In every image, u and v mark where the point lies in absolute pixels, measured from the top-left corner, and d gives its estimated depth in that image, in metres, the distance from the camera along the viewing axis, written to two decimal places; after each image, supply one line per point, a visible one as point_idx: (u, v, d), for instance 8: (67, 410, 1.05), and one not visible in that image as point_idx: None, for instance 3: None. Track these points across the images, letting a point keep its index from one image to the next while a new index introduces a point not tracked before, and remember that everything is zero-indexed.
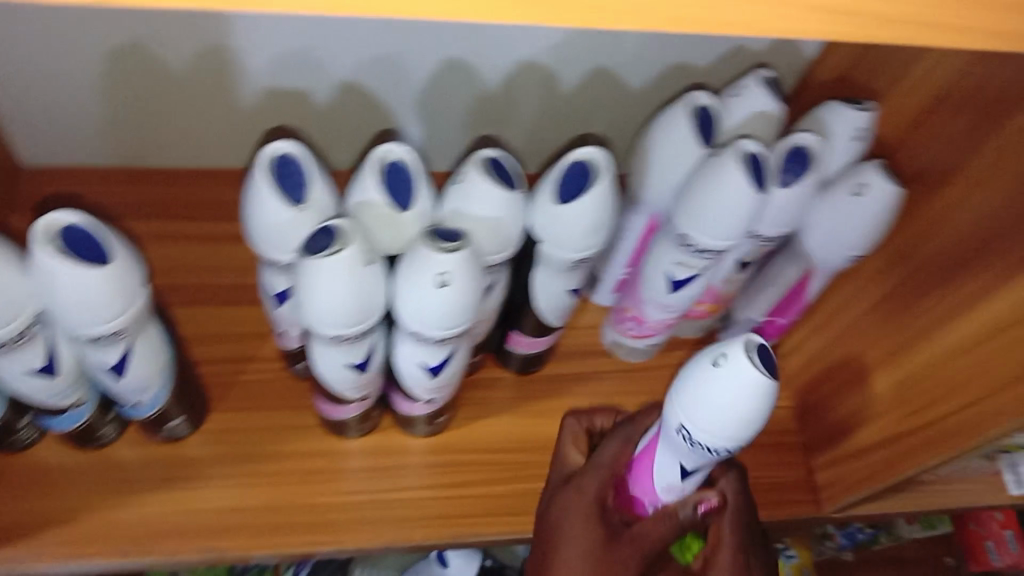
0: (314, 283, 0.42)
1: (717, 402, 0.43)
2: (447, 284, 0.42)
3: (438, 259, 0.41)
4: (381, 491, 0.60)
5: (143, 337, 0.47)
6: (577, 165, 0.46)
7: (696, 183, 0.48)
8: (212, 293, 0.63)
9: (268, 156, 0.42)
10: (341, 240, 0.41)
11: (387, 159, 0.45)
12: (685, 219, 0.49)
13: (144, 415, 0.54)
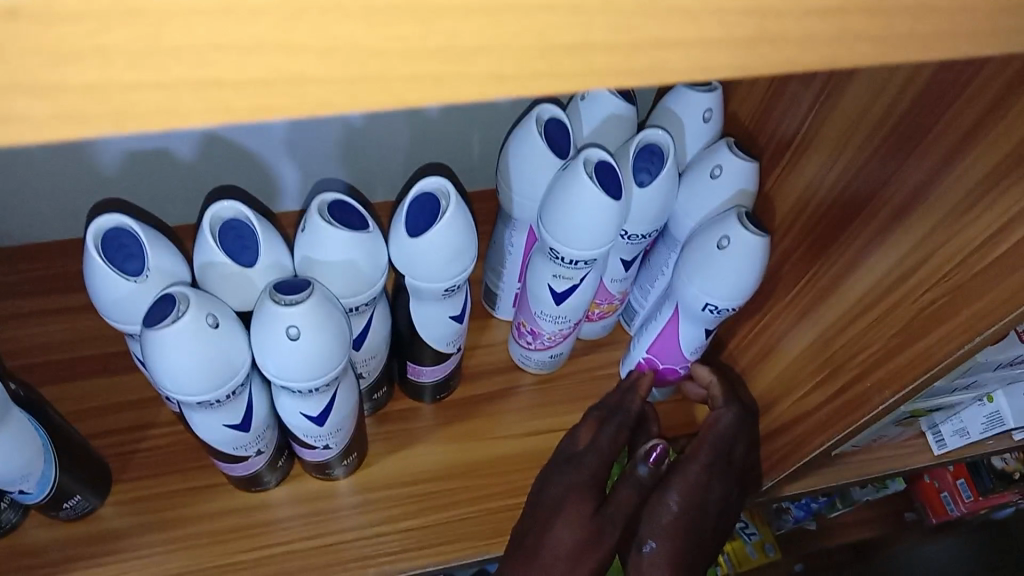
0: (157, 354, 0.40)
1: (735, 274, 0.50)
2: (300, 337, 0.41)
3: (286, 312, 0.40)
4: (308, 541, 0.59)
5: (10, 423, 0.46)
6: (423, 197, 0.45)
7: (551, 197, 0.48)
8: (106, 362, 0.63)
9: (98, 233, 0.42)
10: (181, 306, 0.40)
11: (224, 217, 0.44)
12: (548, 233, 0.49)
13: (35, 500, 0.52)
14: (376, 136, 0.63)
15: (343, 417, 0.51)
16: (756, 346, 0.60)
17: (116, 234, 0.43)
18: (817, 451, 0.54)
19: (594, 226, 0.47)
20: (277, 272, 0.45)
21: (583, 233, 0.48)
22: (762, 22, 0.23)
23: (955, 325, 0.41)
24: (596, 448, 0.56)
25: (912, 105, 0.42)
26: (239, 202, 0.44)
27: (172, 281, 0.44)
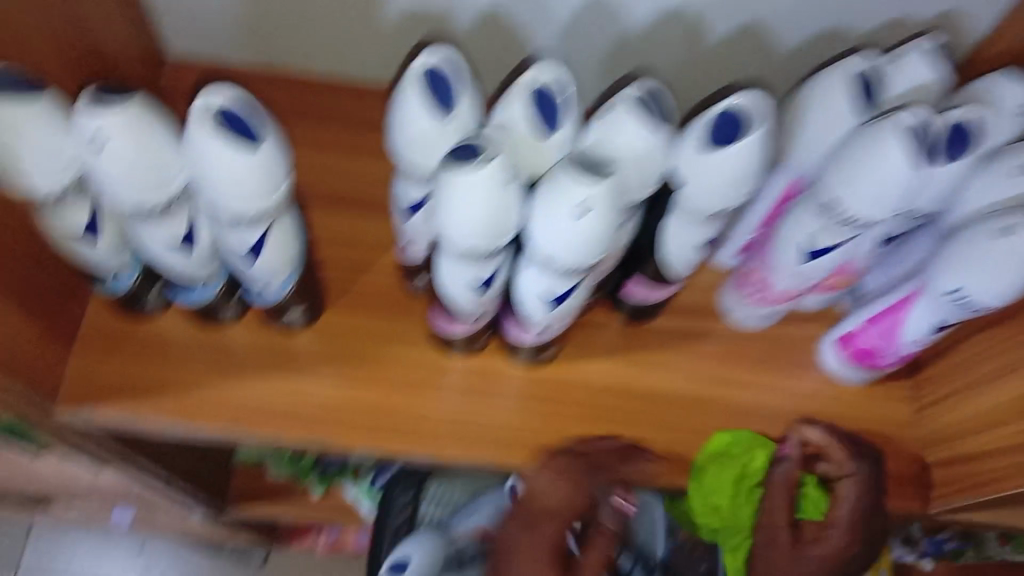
0: (451, 198, 0.42)
1: (1000, 265, 0.47)
2: (587, 216, 0.41)
3: (583, 191, 0.40)
4: (481, 414, 0.61)
5: (280, 226, 0.48)
6: (730, 112, 0.44)
7: (852, 149, 0.48)
8: (339, 195, 0.65)
9: (421, 68, 0.43)
10: (487, 156, 0.41)
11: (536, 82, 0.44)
12: (836, 185, 0.48)
13: (265, 302, 0.55)
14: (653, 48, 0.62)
15: (574, 305, 0.50)
16: (979, 367, 0.57)
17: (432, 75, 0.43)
18: None
19: (890, 186, 0.46)
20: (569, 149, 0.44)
21: (873, 192, 0.47)
22: None
23: None
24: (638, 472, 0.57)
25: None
26: (556, 67, 0.44)
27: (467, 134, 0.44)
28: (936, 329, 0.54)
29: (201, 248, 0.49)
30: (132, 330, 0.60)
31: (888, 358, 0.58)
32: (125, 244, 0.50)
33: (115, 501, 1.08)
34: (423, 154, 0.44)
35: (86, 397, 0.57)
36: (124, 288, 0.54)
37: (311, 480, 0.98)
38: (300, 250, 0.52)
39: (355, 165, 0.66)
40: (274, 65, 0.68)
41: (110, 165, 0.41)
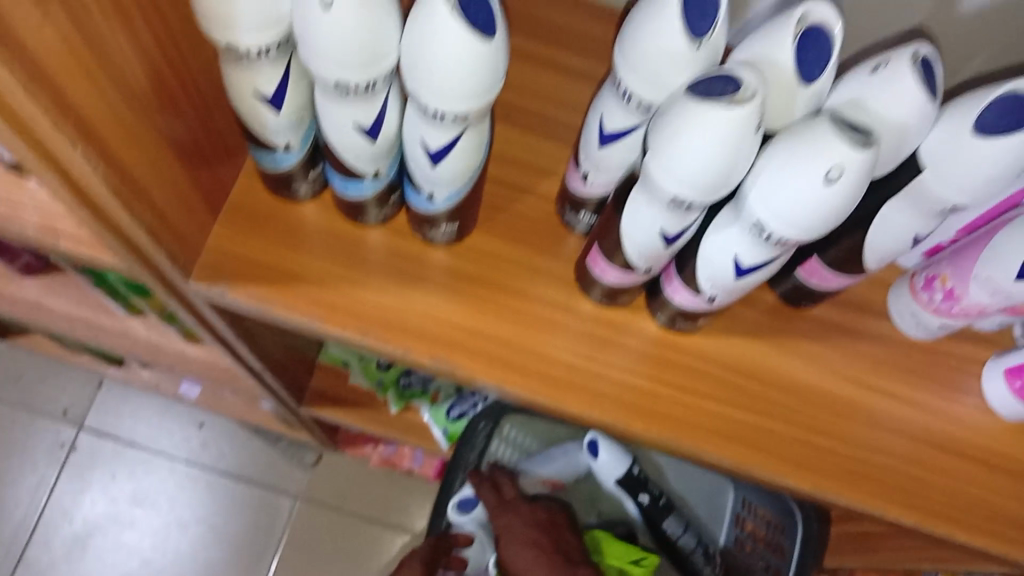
0: (692, 129, 0.37)
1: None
2: (833, 183, 0.36)
3: (841, 148, 0.36)
4: (611, 369, 0.57)
5: (471, 134, 0.44)
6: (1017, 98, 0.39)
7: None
8: (505, 112, 0.61)
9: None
10: (744, 94, 0.36)
11: (808, 18, 0.38)
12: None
13: (424, 211, 0.52)
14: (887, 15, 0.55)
15: (753, 282, 0.46)
16: None
17: None
18: None
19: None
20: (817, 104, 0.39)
21: None
22: None
23: None
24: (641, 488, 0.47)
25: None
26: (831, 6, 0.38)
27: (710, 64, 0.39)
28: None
29: (383, 140, 0.46)
30: (274, 211, 0.57)
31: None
32: (303, 118, 0.48)
33: (200, 376, 1.09)
34: (658, 67, 0.39)
35: (218, 269, 0.55)
36: (284, 165, 0.52)
37: (390, 396, 0.98)
38: (478, 164, 0.48)
39: (531, 82, 0.62)
40: None
41: (331, 28, 0.37)
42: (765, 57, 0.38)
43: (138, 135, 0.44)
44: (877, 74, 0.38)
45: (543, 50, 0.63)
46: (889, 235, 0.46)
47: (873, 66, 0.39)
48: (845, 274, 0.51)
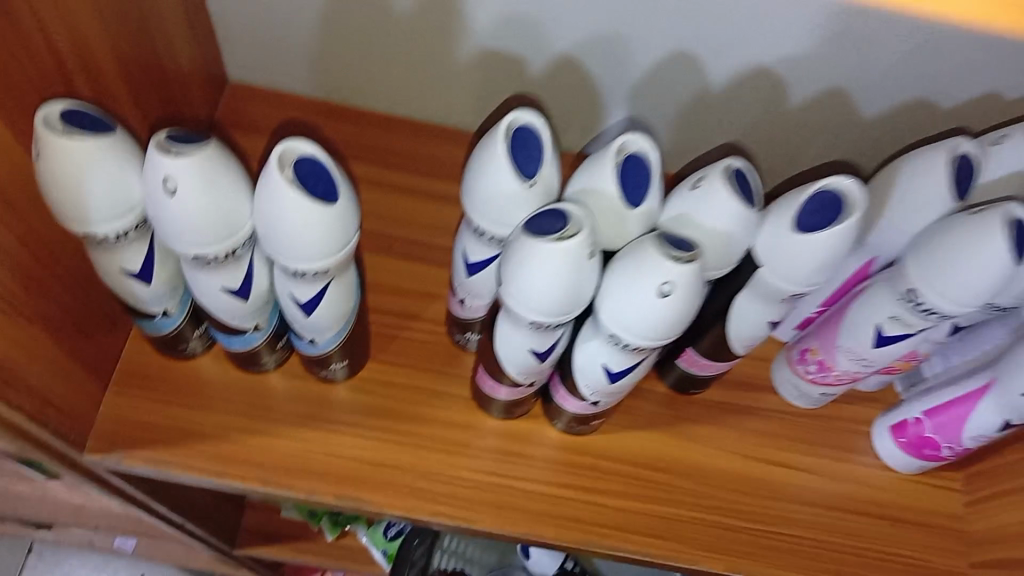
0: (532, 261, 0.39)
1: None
2: (668, 296, 0.39)
3: (668, 266, 0.38)
4: (520, 480, 0.58)
5: (339, 285, 0.45)
6: (827, 194, 0.42)
7: (943, 240, 0.44)
8: (391, 243, 0.64)
9: (511, 124, 0.41)
10: (571, 226, 0.39)
11: (626, 147, 0.41)
12: (917, 274, 0.46)
13: (312, 353, 0.53)
14: (728, 111, 0.60)
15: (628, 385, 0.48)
16: None
17: (519, 132, 0.41)
18: None
19: (976, 285, 0.43)
20: (649, 222, 0.42)
21: (965, 284, 0.43)
22: None
23: None
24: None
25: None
26: (645, 135, 0.41)
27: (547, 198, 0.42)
28: (1005, 427, 0.51)
29: (254, 299, 0.47)
30: (168, 371, 0.58)
31: (948, 452, 0.56)
32: (176, 283, 0.49)
33: (124, 532, 1.06)
34: (498, 206, 0.41)
35: (114, 439, 0.55)
36: (166, 329, 0.52)
37: (324, 523, 0.95)
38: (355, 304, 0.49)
39: (410, 210, 0.65)
40: (336, 103, 0.67)
41: (175, 212, 0.39)
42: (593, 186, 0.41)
43: (10, 326, 0.44)
44: (699, 190, 0.41)
45: (419, 179, 0.66)
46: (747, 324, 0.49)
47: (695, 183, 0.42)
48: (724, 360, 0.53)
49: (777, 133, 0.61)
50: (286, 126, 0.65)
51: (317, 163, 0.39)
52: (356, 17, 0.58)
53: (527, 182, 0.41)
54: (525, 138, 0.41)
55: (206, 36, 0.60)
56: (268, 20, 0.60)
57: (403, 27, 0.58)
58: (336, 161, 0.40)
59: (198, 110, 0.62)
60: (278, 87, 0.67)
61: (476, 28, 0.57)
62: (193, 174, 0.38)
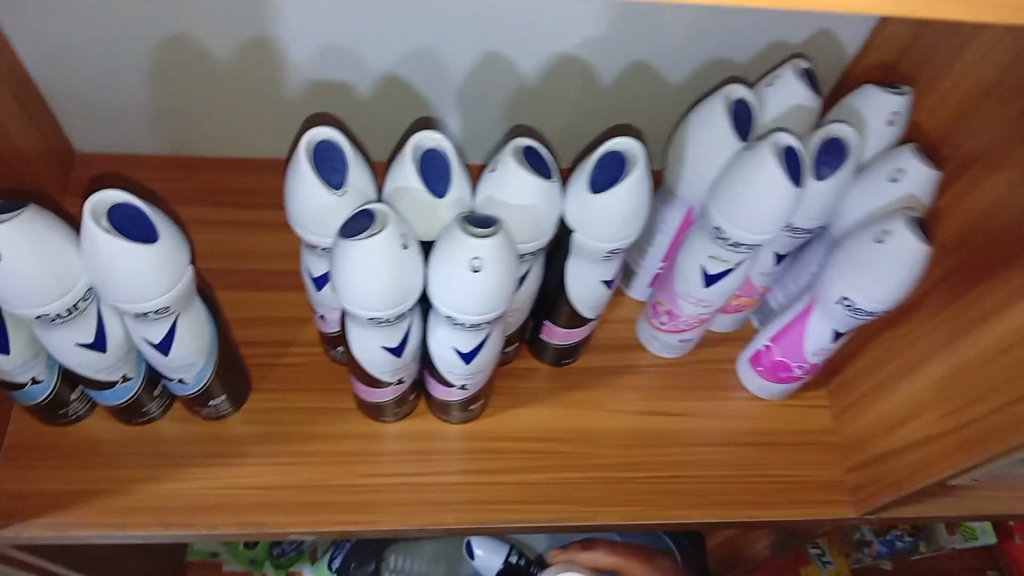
0: (350, 266, 0.43)
1: (883, 271, 0.49)
2: (478, 270, 0.43)
3: (472, 244, 0.42)
4: (415, 474, 0.61)
5: (190, 317, 0.48)
6: (612, 155, 0.46)
7: (731, 177, 0.49)
8: (257, 278, 0.66)
9: (312, 141, 0.44)
10: (380, 222, 0.42)
11: (424, 146, 0.46)
12: (717, 212, 0.50)
13: (188, 390, 0.56)
14: (548, 100, 0.64)
15: (482, 361, 0.52)
16: (886, 366, 0.59)
17: (322, 151, 0.44)
18: (947, 475, 0.52)
19: (768, 210, 0.48)
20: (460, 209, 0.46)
21: (756, 211, 0.48)
22: None
23: None
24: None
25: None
26: (439, 133, 0.46)
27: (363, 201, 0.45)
28: (836, 336, 0.56)
29: (114, 348, 0.49)
30: (58, 439, 0.59)
31: (799, 371, 0.61)
32: (37, 349, 0.50)
33: None
34: (318, 221, 0.45)
35: (9, 512, 0.56)
36: (39, 396, 0.54)
37: (268, 570, 0.97)
38: (213, 335, 0.52)
39: (274, 244, 0.68)
40: (187, 155, 0.69)
41: (7, 277, 0.41)
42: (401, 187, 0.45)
43: None
44: (498, 171, 0.45)
45: (279, 213, 0.69)
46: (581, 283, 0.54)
47: (495, 165, 0.46)
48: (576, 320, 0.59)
49: (599, 112, 0.66)
50: (140, 184, 0.67)
51: (134, 207, 0.42)
52: (183, 70, 0.61)
53: (338, 191, 0.44)
54: (327, 155, 0.44)
55: (43, 113, 0.62)
56: (99, 87, 0.62)
57: (229, 73, 0.61)
58: (153, 203, 0.43)
59: (48, 184, 0.63)
60: (127, 150, 0.69)
61: (296, 62, 0.60)
62: (15, 239, 0.40)
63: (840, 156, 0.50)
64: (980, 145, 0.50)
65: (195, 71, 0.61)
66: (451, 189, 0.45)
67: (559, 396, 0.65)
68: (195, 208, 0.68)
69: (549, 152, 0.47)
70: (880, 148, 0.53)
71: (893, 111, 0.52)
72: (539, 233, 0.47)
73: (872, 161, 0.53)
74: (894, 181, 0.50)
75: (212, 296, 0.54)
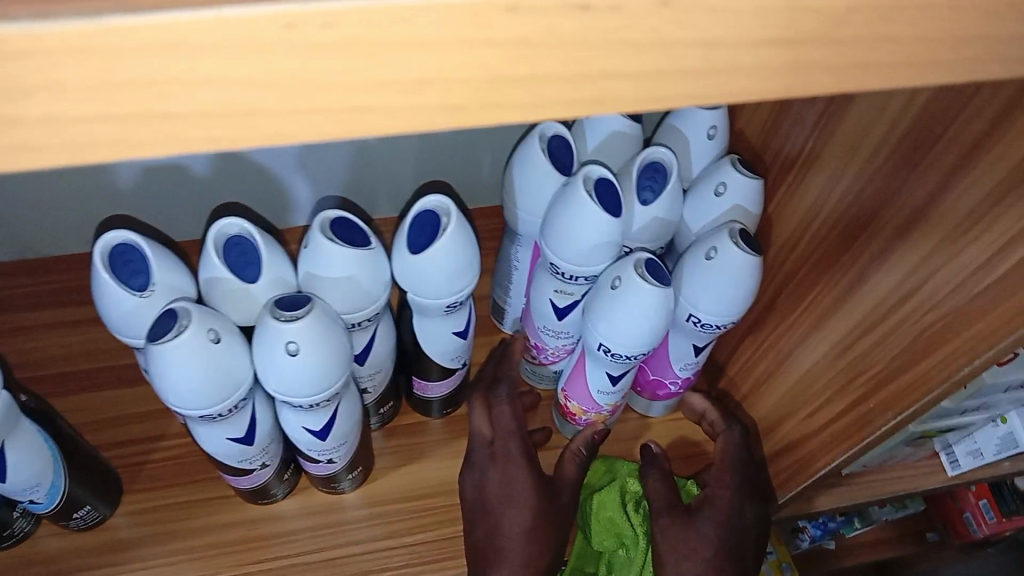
0: (161, 369, 0.42)
1: (720, 285, 0.49)
2: (296, 352, 0.43)
3: (285, 328, 0.43)
4: (310, 552, 0.61)
5: (14, 437, 0.49)
6: (426, 215, 0.47)
7: (553, 215, 0.49)
8: (119, 374, 0.66)
9: (107, 247, 0.45)
10: (183, 320, 0.43)
11: (227, 234, 0.46)
12: (548, 250, 0.51)
13: (46, 509, 0.55)
14: (388, 154, 0.65)
15: (338, 435, 0.53)
16: (762, 367, 0.59)
17: (122, 253, 0.45)
18: (826, 469, 0.52)
19: (591, 245, 0.49)
20: (280, 287, 0.47)
21: (581, 243, 0.49)
22: (707, 50, 0.20)
23: (969, 338, 0.39)
24: (502, 429, 0.57)
25: (921, 112, 0.39)
26: (241, 218, 0.47)
27: (173, 297, 0.46)
28: (696, 352, 0.57)
29: None
30: None
31: (673, 386, 0.61)
32: None
33: None
34: (130, 323, 0.45)
35: None
36: None
37: None
38: (53, 450, 0.53)
39: None
40: (39, 261, 0.69)
41: None
42: (214, 279, 0.46)
43: None
44: (312, 249, 0.46)
45: None
46: (431, 339, 0.55)
47: (310, 242, 0.46)
48: (436, 376, 0.60)
49: (441, 156, 0.67)
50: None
51: None
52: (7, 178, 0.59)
53: (144, 293, 0.45)
54: (127, 257, 0.46)
55: None
56: None
57: (55, 174, 0.60)
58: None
59: None
60: None
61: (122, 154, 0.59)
62: None
63: (660, 180, 0.52)
64: (796, 140, 0.50)
65: (20, 176, 0.59)
66: (267, 270, 0.46)
67: (445, 445, 0.66)
68: (53, 313, 0.67)
69: (363, 223, 0.48)
70: (697, 161, 0.55)
71: (709, 126, 0.54)
72: (370, 301, 0.48)
73: (699, 178, 0.54)
74: (720, 196, 0.52)
75: (35, 413, 0.54)
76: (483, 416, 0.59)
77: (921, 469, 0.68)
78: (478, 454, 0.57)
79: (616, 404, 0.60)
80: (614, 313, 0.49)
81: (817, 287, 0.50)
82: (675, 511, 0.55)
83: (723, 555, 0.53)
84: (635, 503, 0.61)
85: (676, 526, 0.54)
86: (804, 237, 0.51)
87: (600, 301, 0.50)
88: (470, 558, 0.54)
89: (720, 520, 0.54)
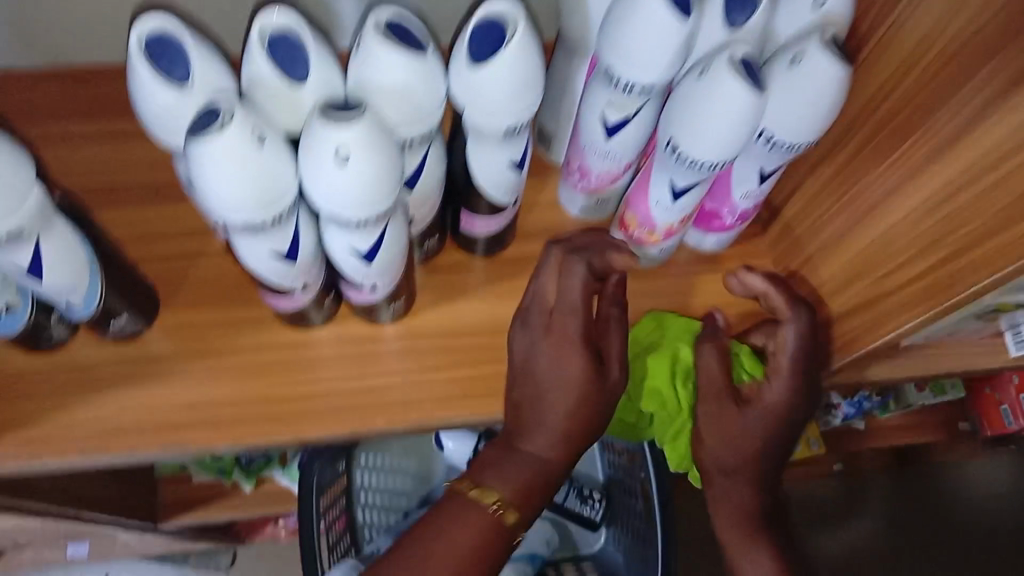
0: (205, 170, 0.40)
1: (806, 99, 0.45)
2: (348, 161, 0.40)
3: (336, 133, 0.39)
4: (342, 380, 0.61)
5: (55, 237, 0.46)
6: (488, 23, 0.43)
7: (616, 11, 0.45)
8: (154, 191, 0.64)
9: (144, 35, 0.41)
10: (226, 117, 0.40)
11: (274, 31, 0.43)
12: (608, 54, 0.47)
13: (85, 317, 0.53)
14: None
15: (386, 261, 0.49)
16: (833, 226, 0.55)
17: (159, 44, 0.42)
18: (901, 329, 0.50)
19: (661, 46, 0.44)
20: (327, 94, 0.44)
21: (646, 40, 0.44)
22: None
23: None
24: (565, 302, 0.54)
25: None
26: (288, 15, 0.43)
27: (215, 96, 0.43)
28: (763, 178, 0.52)
29: None
30: None
31: (730, 220, 0.57)
32: None
33: (65, 536, 1.10)
34: (167, 122, 0.43)
35: None
36: None
37: (237, 476, 0.97)
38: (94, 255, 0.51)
39: None
40: (72, 67, 0.65)
41: None
42: (256, 75, 0.42)
43: None
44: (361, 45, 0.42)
45: None
46: (484, 172, 0.50)
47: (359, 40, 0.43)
48: (492, 210, 0.56)
49: None
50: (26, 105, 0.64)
51: None
52: None
53: (183, 88, 0.42)
54: (165, 48, 0.42)
55: None
56: None
57: None
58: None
59: None
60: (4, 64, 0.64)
61: None
62: None
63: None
64: None
65: None
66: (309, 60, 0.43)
67: (486, 287, 0.64)
68: (88, 124, 0.64)
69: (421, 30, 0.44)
70: None
71: None
72: (426, 112, 0.44)
73: None
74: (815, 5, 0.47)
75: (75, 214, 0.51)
76: (548, 278, 0.55)
77: (979, 347, 0.65)
78: (536, 317, 0.54)
79: (674, 225, 0.56)
80: (692, 113, 0.45)
81: (915, 132, 0.46)
82: (722, 399, 0.56)
83: (765, 442, 0.57)
84: (684, 377, 0.59)
85: (724, 415, 0.56)
86: (906, 77, 0.46)
87: (682, 98, 0.46)
88: (507, 411, 0.55)
89: (771, 419, 0.56)
